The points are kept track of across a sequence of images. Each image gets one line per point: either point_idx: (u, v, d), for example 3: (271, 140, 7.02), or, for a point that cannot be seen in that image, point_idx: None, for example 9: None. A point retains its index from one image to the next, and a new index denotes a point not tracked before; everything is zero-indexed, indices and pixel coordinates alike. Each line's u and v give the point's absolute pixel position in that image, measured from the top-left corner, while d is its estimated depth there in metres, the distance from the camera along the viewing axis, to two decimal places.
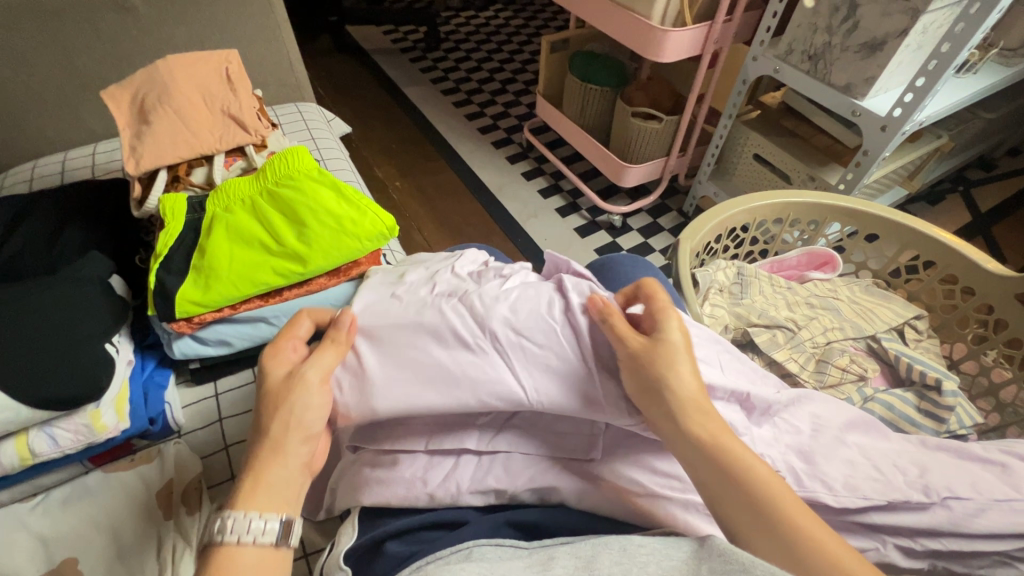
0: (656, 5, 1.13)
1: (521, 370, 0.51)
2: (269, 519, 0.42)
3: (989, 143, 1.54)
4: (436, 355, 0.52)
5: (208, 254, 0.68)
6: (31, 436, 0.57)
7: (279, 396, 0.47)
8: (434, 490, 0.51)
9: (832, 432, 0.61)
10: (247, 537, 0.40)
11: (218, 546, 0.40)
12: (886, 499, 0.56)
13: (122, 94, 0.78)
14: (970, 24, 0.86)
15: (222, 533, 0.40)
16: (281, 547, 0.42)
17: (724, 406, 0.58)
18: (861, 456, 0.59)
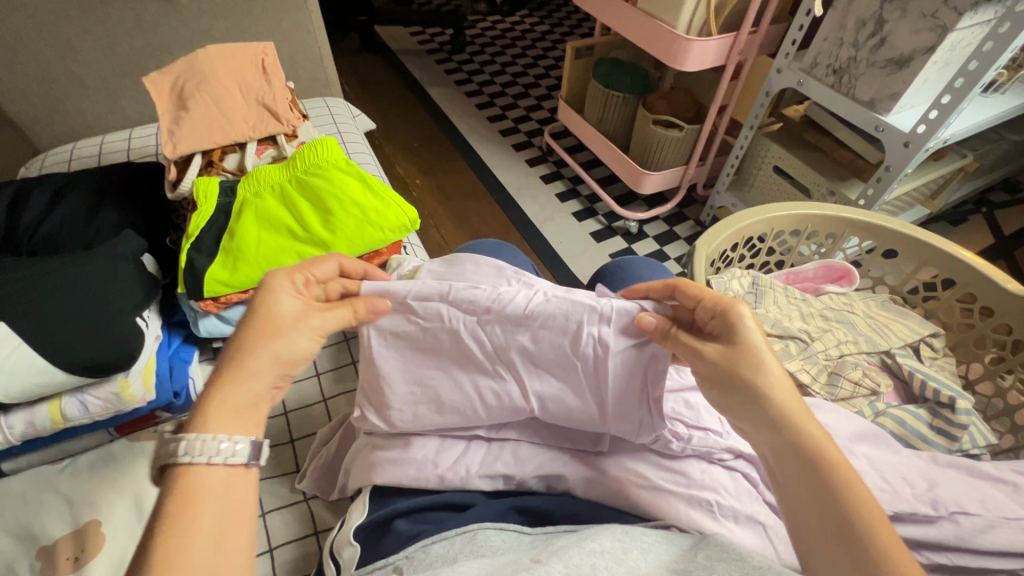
0: (681, 14, 1.14)
1: (535, 393, 0.53)
2: (236, 441, 0.40)
3: (1014, 166, 1.52)
4: (460, 370, 0.54)
5: (238, 236, 0.71)
6: (64, 401, 0.60)
7: (268, 336, 0.45)
8: (445, 472, 0.52)
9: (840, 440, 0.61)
10: (208, 457, 0.38)
11: (179, 467, 0.38)
12: (892, 509, 0.56)
13: (163, 81, 0.82)
14: (999, 43, 0.86)
15: (184, 457, 0.38)
16: (243, 467, 0.40)
17: None
18: (869, 467, 0.59)
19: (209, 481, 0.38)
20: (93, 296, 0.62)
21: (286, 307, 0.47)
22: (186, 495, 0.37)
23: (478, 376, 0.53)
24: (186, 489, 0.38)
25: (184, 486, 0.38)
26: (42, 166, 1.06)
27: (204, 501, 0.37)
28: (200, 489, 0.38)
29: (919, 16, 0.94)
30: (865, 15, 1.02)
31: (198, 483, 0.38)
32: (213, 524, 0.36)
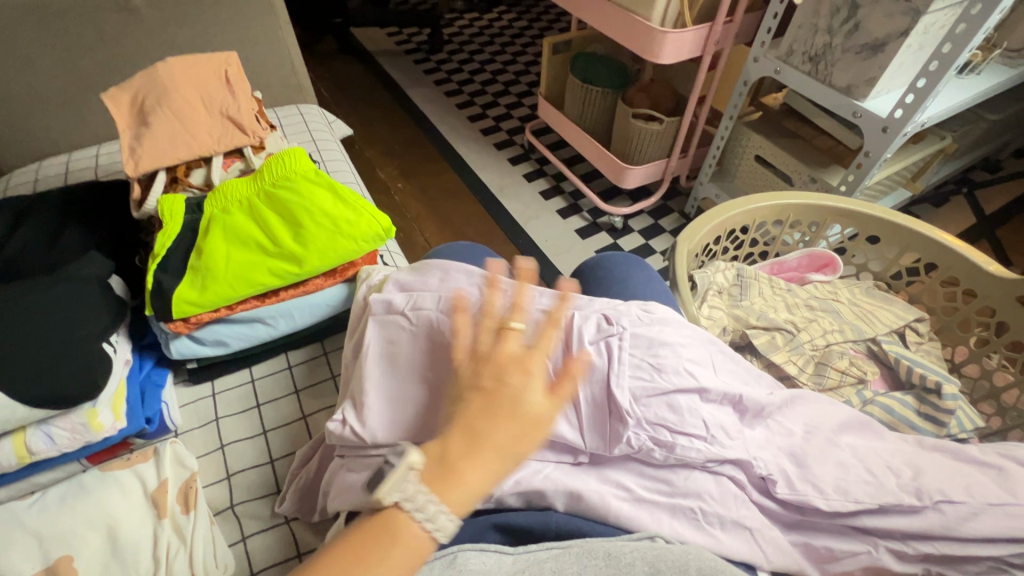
0: (656, 6, 1.13)
1: None
2: (449, 514, 0.37)
3: (994, 145, 1.53)
4: (439, 384, 0.55)
5: (206, 254, 0.69)
6: (29, 434, 0.58)
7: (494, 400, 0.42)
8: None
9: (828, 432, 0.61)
10: (421, 517, 0.37)
11: (389, 507, 0.38)
12: (878, 503, 0.55)
13: (123, 96, 0.79)
14: (972, 24, 0.85)
15: (400, 499, 0.37)
16: (426, 539, 0.37)
17: (716, 408, 0.56)
18: (853, 458, 0.58)
19: (408, 538, 0.37)
20: (54, 325, 0.59)
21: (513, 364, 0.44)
22: (375, 529, 0.37)
23: None
24: (385, 531, 0.37)
25: (388, 527, 0.37)
26: (7, 186, 1.03)
27: (386, 552, 0.36)
28: (394, 542, 0.37)
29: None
30: (838, 1, 1.01)
31: (391, 539, 0.37)
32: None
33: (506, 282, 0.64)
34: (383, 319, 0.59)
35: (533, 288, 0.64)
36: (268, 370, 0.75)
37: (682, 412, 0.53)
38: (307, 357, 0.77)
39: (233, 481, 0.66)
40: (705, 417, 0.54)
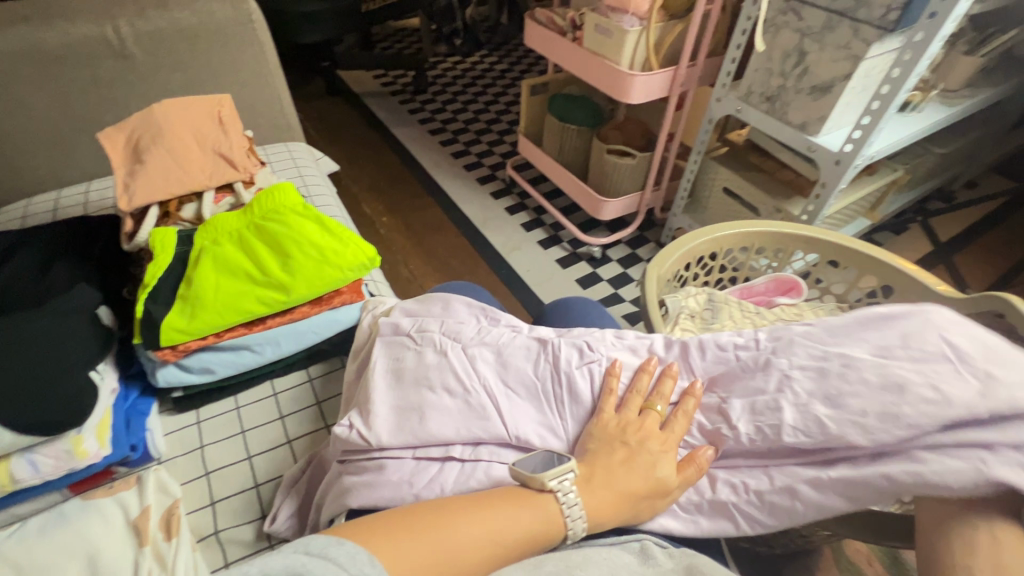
0: (624, 51, 1.22)
1: (509, 417, 0.56)
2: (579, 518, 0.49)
3: (945, 176, 1.64)
4: (442, 399, 0.57)
5: (195, 284, 0.71)
6: (13, 462, 0.58)
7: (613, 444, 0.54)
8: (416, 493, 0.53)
9: (866, 366, 0.52)
10: (563, 504, 0.49)
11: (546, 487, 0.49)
12: (943, 421, 0.47)
13: (118, 136, 0.83)
14: (905, 69, 0.95)
15: (559, 485, 0.49)
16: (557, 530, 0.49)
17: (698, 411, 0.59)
18: (905, 373, 0.50)
19: (548, 509, 0.49)
20: (43, 353, 0.61)
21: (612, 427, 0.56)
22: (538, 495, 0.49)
23: (460, 398, 0.57)
24: (539, 502, 0.49)
25: (540, 499, 0.49)
26: None
27: (525, 514, 0.48)
28: (539, 510, 0.48)
29: (834, 46, 1.03)
30: (788, 48, 1.10)
31: (539, 507, 0.49)
32: (518, 545, 0.47)
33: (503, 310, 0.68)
34: (395, 340, 0.63)
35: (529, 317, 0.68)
36: (254, 397, 0.77)
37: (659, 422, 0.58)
38: (293, 384, 0.78)
39: (218, 507, 0.66)
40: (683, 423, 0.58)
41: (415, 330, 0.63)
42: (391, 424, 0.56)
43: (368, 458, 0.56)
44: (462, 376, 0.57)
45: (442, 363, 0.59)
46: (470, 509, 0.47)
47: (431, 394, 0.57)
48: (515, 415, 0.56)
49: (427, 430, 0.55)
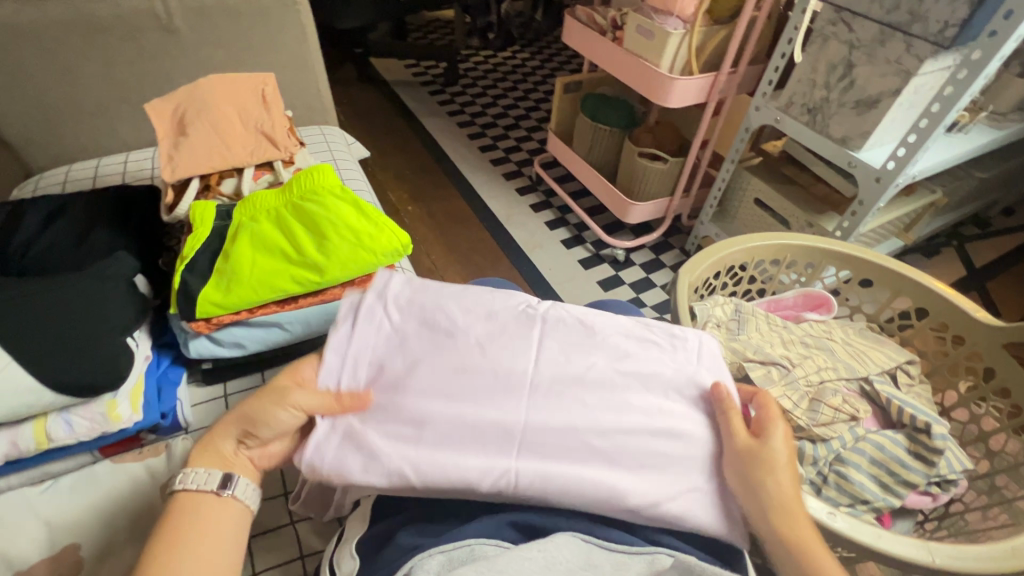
0: (665, 54, 1.20)
1: (489, 446, 0.54)
2: (211, 471, 0.52)
3: (983, 202, 1.60)
4: (439, 408, 0.55)
5: (232, 259, 0.72)
6: (49, 421, 0.60)
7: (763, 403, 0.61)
8: (472, 474, 0.52)
9: (645, 363, 0.61)
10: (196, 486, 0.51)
11: (178, 492, 0.50)
12: (620, 353, 0.61)
13: (164, 108, 0.84)
14: (959, 87, 0.92)
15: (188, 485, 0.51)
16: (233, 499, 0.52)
17: (656, 483, 0.54)
18: (636, 355, 0.61)
19: (201, 505, 0.50)
20: (85, 315, 0.62)
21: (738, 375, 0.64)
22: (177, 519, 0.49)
23: (458, 412, 0.55)
24: (185, 507, 0.50)
25: (184, 505, 0.50)
26: (36, 187, 1.07)
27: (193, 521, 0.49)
28: (196, 508, 0.50)
29: (884, 61, 1.00)
30: (835, 59, 1.08)
31: (185, 510, 0.50)
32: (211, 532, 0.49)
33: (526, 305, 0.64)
34: (440, 302, 0.61)
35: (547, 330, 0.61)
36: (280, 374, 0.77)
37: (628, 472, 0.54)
38: None
39: None
40: (658, 488, 0.53)
41: (422, 323, 0.60)
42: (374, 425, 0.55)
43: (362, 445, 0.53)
44: (475, 386, 0.57)
45: (452, 368, 0.57)
46: (141, 571, 0.45)
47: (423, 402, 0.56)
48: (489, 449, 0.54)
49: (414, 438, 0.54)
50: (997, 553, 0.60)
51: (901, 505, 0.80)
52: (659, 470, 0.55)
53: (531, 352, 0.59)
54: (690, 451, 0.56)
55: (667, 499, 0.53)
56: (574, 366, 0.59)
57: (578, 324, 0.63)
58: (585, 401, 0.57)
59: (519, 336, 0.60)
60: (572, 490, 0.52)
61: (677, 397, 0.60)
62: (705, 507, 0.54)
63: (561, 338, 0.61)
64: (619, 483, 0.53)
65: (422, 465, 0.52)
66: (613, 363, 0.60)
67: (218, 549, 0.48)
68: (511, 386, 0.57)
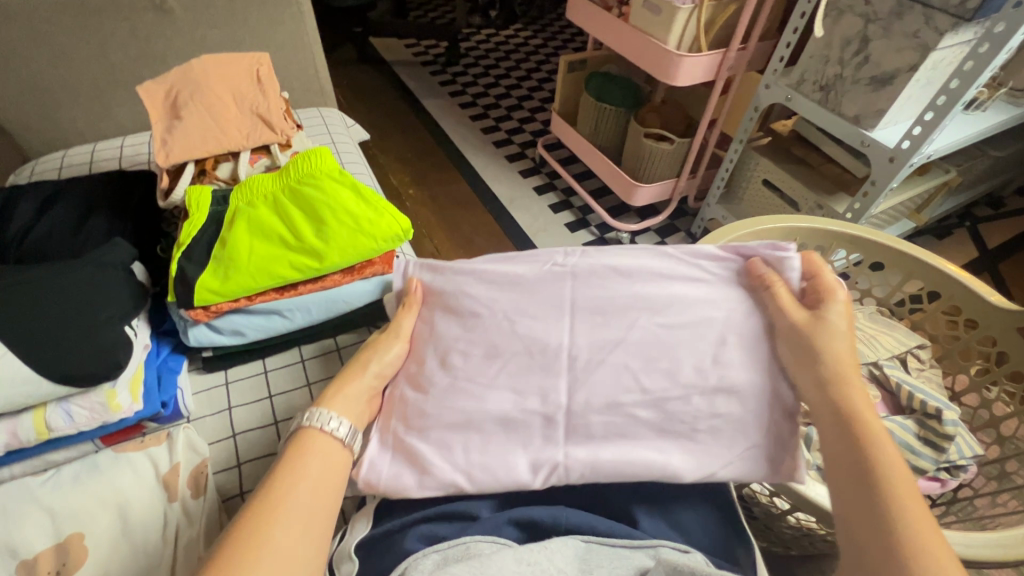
0: (673, 30, 1.16)
1: (539, 428, 0.57)
2: (337, 418, 0.56)
3: (997, 181, 1.55)
4: (472, 407, 0.58)
5: (229, 245, 0.71)
6: (49, 410, 0.59)
7: (809, 331, 0.56)
8: (519, 474, 0.56)
9: (689, 310, 0.61)
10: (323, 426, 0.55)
11: (304, 428, 0.54)
12: (664, 303, 0.61)
13: (157, 90, 0.82)
14: (979, 62, 0.88)
15: (313, 423, 0.55)
16: (346, 448, 0.55)
17: (714, 444, 0.57)
18: (680, 301, 0.61)
19: (320, 446, 0.54)
20: (81, 305, 0.61)
21: (779, 292, 0.60)
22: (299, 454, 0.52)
23: (496, 402, 0.58)
24: (306, 445, 0.53)
25: (306, 441, 0.54)
26: (33, 173, 1.05)
27: (312, 458, 0.53)
28: (317, 447, 0.53)
29: (901, 35, 0.97)
30: (849, 34, 1.04)
31: (311, 445, 0.53)
32: (327, 479, 0.52)
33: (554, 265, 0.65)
34: (462, 285, 0.64)
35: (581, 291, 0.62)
36: (281, 362, 0.76)
37: (679, 437, 0.57)
38: (320, 352, 0.78)
39: (243, 470, 0.66)
40: (716, 450, 0.57)
41: (454, 309, 0.64)
42: (417, 429, 0.58)
43: (409, 450, 0.57)
44: (510, 366, 0.59)
45: (485, 350, 0.60)
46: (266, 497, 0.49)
47: (461, 392, 0.59)
48: (534, 435, 0.57)
49: (454, 435, 0.57)
50: (1009, 540, 0.59)
51: None
52: (711, 433, 0.57)
53: (564, 322, 0.61)
54: (745, 407, 0.57)
55: (723, 467, 0.56)
56: (613, 330, 0.60)
57: (614, 279, 0.63)
58: (626, 369, 0.59)
59: (549, 307, 0.62)
60: (627, 458, 0.56)
61: (732, 342, 0.59)
62: (768, 463, 0.57)
63: (594, 296, 0.62)
64: (672, 450, 0.57)
65: (471, 471, 0.55)
66: (654, 318, 0.61)
67: (329, 498, 0.51)
68: (548, 362, 0.59)
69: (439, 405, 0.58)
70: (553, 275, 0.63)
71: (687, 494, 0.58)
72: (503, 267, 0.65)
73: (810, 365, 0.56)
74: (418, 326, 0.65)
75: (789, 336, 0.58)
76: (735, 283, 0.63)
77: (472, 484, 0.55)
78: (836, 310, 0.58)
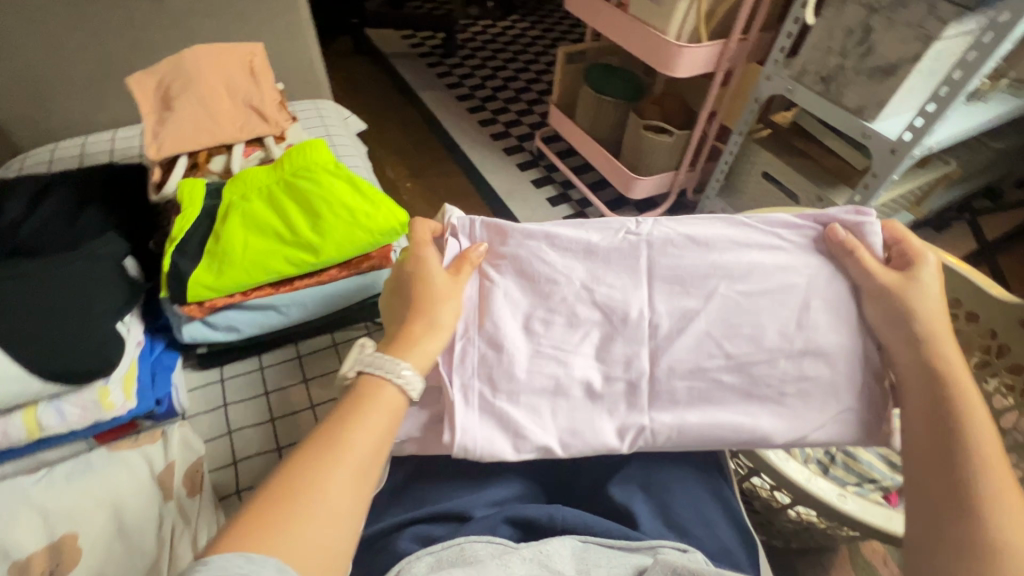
0: (673, 20, 1.14)
1: (621, 397, 0.56)
2: (408, 375, 0.49)
3: (997, 173, 1.55)
4: (556, 370, 0.56)
5: (223, 240, 0.69)
6: (40, 409, 0.58)
7: (901, 294, 0.54)
8: (609, 440, 0.55)
9: (770, 275, 0.59)
10: (387, 376, 0.48)
11: (364, 377, 0.49)
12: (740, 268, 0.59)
13: (148, 81, 0.81)
14: (983, 52, 0.87)
15: (370, 369, 0.49)
16: (403, 395, 0.49)
17: (804, 409, 0.56)
18: (755, 266, 0.59)
19: (386, 395, 0.48)
20: (71, 301, 0.60)
21: (866, 256, 0.56)
22: (352, 407, 0.47)
23: (581, 368, 0.57)
24: (365, 395, 0.48)
25: (369, 390, 0.48)
26: (22, 166, 1.03)
27: (372, 411, 0.47)
28: (379, 398, 0.48)
29: (905, 25, 0.95)
30: (852, 24, 1.03)
31: (373, 398, 0.47)
32: (377, 443, 0.45)
33: (626, 229, 0.61)
34: (536, 248, 0.59)
35: (660, 256, 0.59)
36: (277, 359, 0.75)
37: (767, 401, 0.57)
38: (317, 348, 0.77)
39: (240, 467, 0.65)
40: (803, 412, 0.56)
41: (525, 269, 0.59)
42: (504, 392, 0.55)
43: (496, 414, 0.54)
44: (591, 332, 0.58)
45: (566, 313, 0.58)
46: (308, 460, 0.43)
47: (549, 355, 0.57)
48: (615, 401, 0.56)
49: (543, 399, 0.56)
50: None
51: None
52: (801, 396, 0.57)
53: (642, 289, 0.59)
54: (835, 370, 0.57)
55: (815, 430, 0.56)
56: (695, 298, 0.58)
57: (692, 246, 0.60)
58: (712, 335, 0.58)
59: (627, 273, 0.59)
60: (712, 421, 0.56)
61: (818, 306, 0.58)
62: (863, 424, 0.56)
63: (672, 263, 0.59)
64: (763, 415, 0.56)
65: (563, 436, 0.55)
66: (734, 285, 0.59)
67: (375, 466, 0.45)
68: (628, 329, 0.58)
69: (523, 370, 0.56)
70: (627, 240, 0.60)
71: (691, 496, 0.57)
72: (573, 230, 0.61)
73: (899, 331, 0.53)
74: (481, 286, 0.58)
75: (877, 298, 0.55)
76: (813, 249, 0.60)
77: (566, 447, 0.55)
78: (927, 271, 0.55)
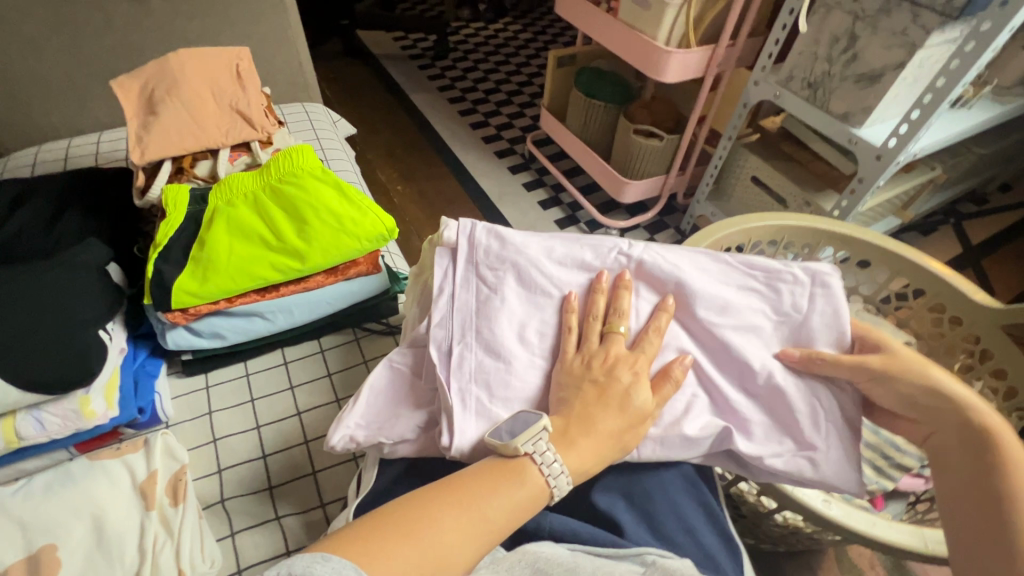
0: (662, 26, 1.15)
1: None
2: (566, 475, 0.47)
3: (982, 178, 1.57)
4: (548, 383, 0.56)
5: (208, 246, 0.69)
6: (19, 419, 0.57)
7: (890, 359, 0.56)
8: None
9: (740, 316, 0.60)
10: (544, 467, 0.46)
11: (521, 456, 0.47)
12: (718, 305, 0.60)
13: (132, 85, 0.80)
14: (966, 60, 0.88)
15: (533, 451, 0.47)
16: (546, 487, 0.46)
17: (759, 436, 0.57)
18: (732, 309, 0.60)
19: (531, 478, 0.46)
20: (52, 309, 0.59)
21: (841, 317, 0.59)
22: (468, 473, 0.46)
23: None
24: (517, 475, 0.46)
25: (517, 469, 0.46)
26: (5, 169, 1.02)
27: (517, 489, 0.45)
28: (523, 483, 0.46)
29: (889, 32, 0.97)
30: (838, 31, 1.04)
31: (520, 482, 0.46)
32: (512, 517, 0.44)
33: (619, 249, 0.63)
34: (534, 258, 0.61)
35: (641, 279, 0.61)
36: (263, 365, 0.75)
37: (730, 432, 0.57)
38: (304, 354, 0.76)
39: (224, 476, 0.65)
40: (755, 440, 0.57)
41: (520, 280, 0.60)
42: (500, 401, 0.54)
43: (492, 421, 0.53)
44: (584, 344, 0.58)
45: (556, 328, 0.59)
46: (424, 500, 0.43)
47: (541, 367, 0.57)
48: None
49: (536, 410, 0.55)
50: None
51: (895, 487, 0.80)
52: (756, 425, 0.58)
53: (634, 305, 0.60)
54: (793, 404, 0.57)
55: (771, 456, 0.56)
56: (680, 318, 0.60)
57: (688, 263, 0.62)
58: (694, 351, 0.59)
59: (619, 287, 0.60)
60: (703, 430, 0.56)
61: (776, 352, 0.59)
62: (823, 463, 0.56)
63: (657, 280, 0.61)
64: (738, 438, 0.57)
65: None
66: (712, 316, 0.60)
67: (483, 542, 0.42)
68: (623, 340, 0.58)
69: (517, 379, 0.55)
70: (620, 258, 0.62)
71: (674, 503, 0.57)
72: (570, 247, 0.62)
73: (907, 400, 0.54)
74: (480, 292, 0.58)
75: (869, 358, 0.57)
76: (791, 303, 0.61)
77: None
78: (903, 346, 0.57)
